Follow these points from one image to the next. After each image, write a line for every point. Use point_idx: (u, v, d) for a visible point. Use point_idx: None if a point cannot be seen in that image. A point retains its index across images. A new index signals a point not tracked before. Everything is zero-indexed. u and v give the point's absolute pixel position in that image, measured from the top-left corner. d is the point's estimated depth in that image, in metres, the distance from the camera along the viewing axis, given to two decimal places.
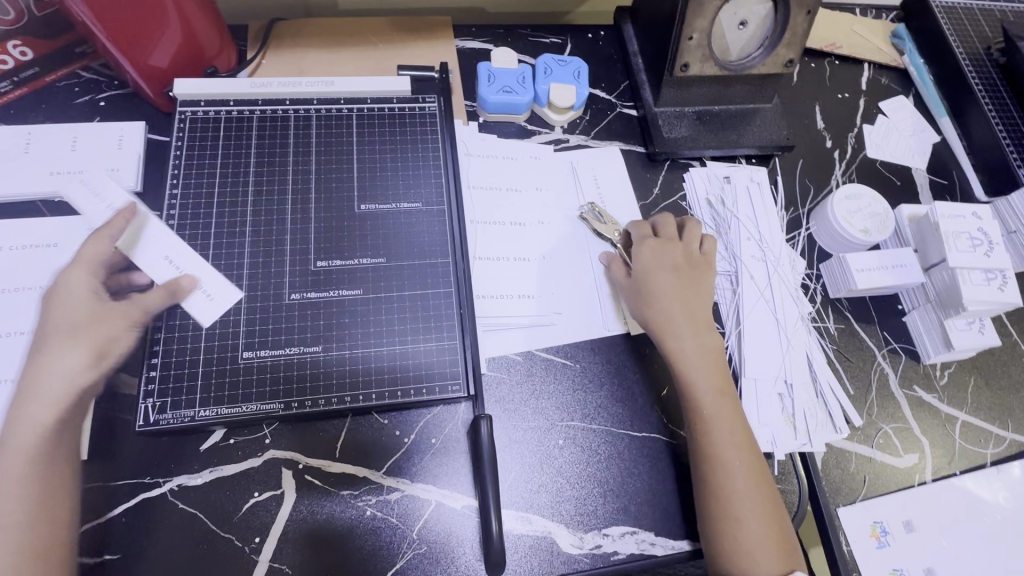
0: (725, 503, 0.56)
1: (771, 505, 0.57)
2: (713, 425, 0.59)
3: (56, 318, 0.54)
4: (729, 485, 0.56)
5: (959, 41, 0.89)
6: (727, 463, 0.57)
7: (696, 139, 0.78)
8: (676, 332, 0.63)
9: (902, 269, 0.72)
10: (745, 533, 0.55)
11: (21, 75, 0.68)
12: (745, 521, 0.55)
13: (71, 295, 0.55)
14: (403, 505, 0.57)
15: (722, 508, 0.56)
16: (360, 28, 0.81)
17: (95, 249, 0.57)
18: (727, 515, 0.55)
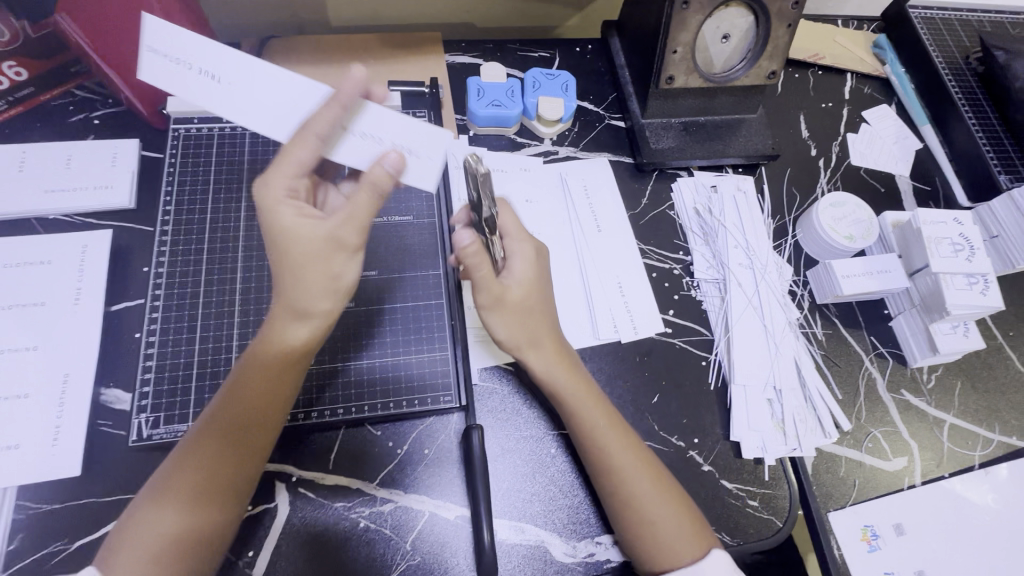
0: (635, 510, 0.55)
1: (681, 502, 0.56)
2: (606, 435, 0.57)
3: (297, 256, 0.50)
4: (634, 491, 0.55)
5: (938, 50, 0.91)
6: (624, 476, 0.55)
7: (683, 149, 0.79)
8: (541, 351, 0.59)
9: (886, 275, 0.73)
10: (660, 535, 0.54)
11: (16, 95, 0.69)
12: (655, 523, 0.54)
13: (305, 240, 0.50)
14: (397, 516, 0.58)
15: (634, 514, 0.55)
16: (352, 44, 0.82)
17: (330, 116, 0.47)
18: (640, 519, 0.54)
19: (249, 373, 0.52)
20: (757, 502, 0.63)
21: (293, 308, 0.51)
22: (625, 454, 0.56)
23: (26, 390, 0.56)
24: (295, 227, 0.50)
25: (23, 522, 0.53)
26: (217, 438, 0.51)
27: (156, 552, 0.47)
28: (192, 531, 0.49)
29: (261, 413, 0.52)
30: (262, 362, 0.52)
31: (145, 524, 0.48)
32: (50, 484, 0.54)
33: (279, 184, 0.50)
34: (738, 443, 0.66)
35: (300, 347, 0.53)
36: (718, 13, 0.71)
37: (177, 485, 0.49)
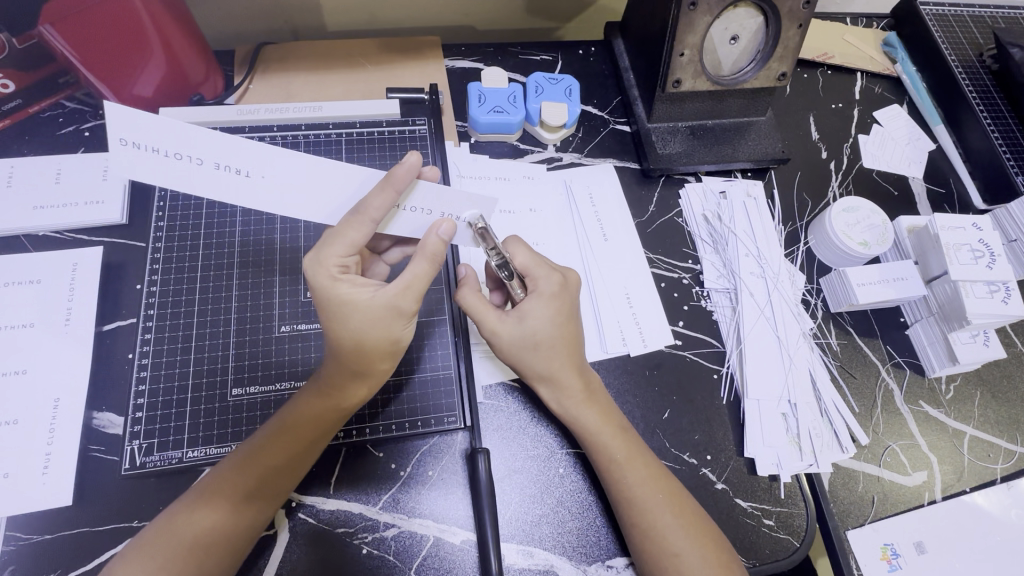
0: (657, 546, 0.52)
1: (704, 527, 0.54)
2: (626, 470, 0.55)
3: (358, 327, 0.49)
4: (654, 527, 0.53)
5: (951, 48, 0.89)
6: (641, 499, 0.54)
7: (691, 154, 0.77)
8: (565, 390, 0.58)
9: (902, 283, 0.71)
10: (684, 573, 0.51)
11: (4, 108, 0.67)
12: (680, 558, 0.52)
13: (371, 312, 0.48)
14: (401, 541, 0.56)
15: (659, 551, 0.52)
16: (348, 49, 0.80)
17: (387, 202, 0.46)
18: (663, 554, 0.52)
19: (307, 399, 0.52)
20: (773, 521, 0.61)
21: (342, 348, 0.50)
22: (647, 488, 0.54)
23: (16, 415, 0.54)
24: (355, 297, 0.49)
25: (13, 554, 0.51)
26: (268, 449, 0.51)
27: (184, 550, 0.47)
28: (220, 534, 0.48)
29: (308, 431, 0.52)
30: (322, 397, 0.52)
31: (180, 520, 0.48)
32: (40, 513, 0.52)
33: (337, 253, 0.48)
34: (752, 460, 0.64)
35: (358, 388, 0.53)
36: (726, 14, 0.68)
37: (221, 489, 0.49)
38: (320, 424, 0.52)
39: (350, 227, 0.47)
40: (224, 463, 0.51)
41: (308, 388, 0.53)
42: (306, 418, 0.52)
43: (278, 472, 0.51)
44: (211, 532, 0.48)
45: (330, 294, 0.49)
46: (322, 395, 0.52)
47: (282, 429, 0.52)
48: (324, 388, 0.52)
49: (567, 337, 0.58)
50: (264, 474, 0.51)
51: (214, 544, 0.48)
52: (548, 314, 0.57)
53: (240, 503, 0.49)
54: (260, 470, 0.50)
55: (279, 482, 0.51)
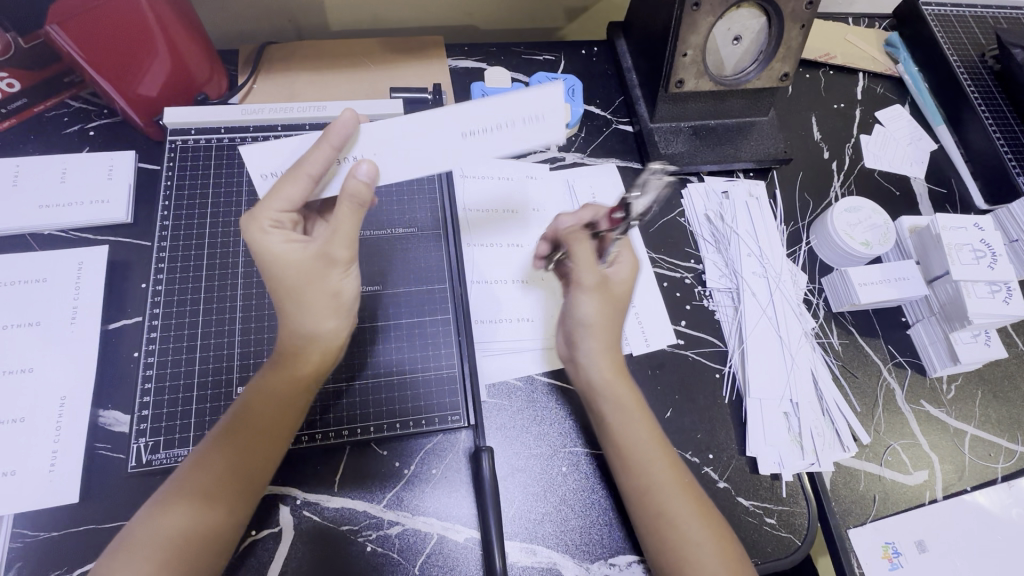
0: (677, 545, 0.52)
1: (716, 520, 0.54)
2: (637, 454, 0.55)
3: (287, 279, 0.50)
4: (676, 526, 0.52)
5: (953, 49, 0.89)
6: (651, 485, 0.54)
7: (693, 154, 0.77)
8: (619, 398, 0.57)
9: (904, 283, 0.71)
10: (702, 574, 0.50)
11: (10, 107, 0.67)
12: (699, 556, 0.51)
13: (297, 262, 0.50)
14: (405, 539, 0.56)
15: (679, 550, 0.52)
16: (351, 49, 0.80)
17: (322, 158, 0.46)
18: (679, 543, 0.52)
19: (265, 378, 0.52)
20: (774, 520, 0.62)
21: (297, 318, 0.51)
22: (661, 470, 0.55)
23: (21, 414, 0.55)
24: (284, 252, 0.49)
25: (20, 551, 0.51)
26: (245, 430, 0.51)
27: (169, 543, 0.46)
28: (198, 525, 0.47)
29: (280, 409, 0.52)
30: (283, 374, 0.52)
31: (156, 517, 0.47)
32: (47, 511, 0.53)
33: (278, 217, 0.49)
34: (754, 458, 0.64)
35: (317, 360, 0.53)
36: (729, 14, 0.69)
37: (203, 478, 0.48)
38: (283, 402, 0.52)
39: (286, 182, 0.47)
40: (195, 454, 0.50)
41: (269, 365, 0.53)
42: (265, 395, 0.52)
43: (247, 454, 0.50)
44: (189, 523, 0.47)
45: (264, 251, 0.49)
46: (280, 370, 0.52)
47: (245, 412, 0.51)
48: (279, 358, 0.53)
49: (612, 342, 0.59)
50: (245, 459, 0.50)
51: (195, 535, 0.47)
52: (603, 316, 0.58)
53: (214, 490, 0.48)
54: (231, 453, 0.50)
55: (252, 465, 0.50)
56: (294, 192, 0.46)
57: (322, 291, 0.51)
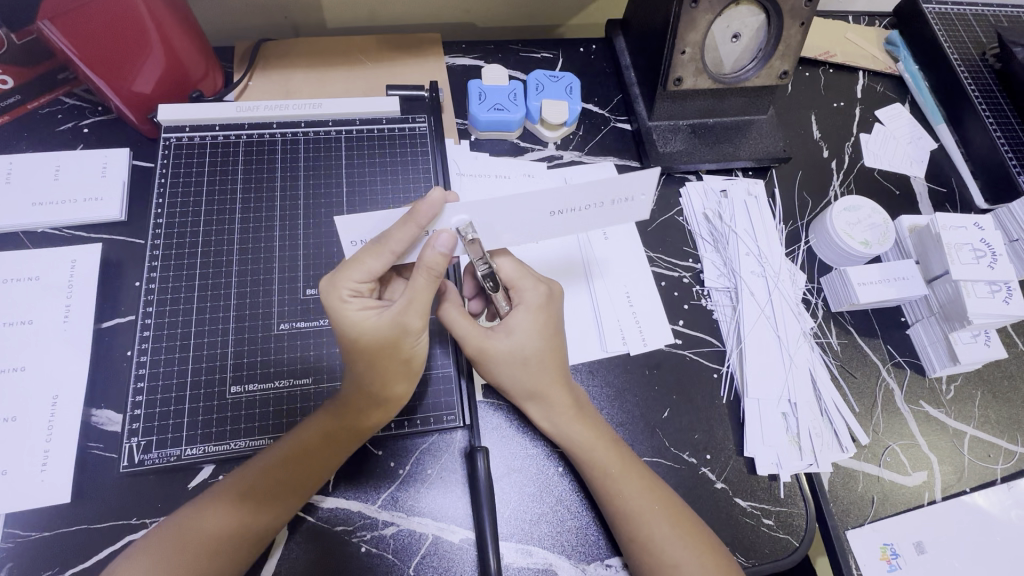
0: (649, 553, 0.53)
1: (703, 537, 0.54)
2: (618, 480, 0.55)
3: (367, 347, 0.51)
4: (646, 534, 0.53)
5: (954, 47, 0.88)
6: (632, 514, 0.54)
7: (692, 153, 0.77)
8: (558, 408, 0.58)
9: (904, 282, 0.70)
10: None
11: (4, 103, 0.67)
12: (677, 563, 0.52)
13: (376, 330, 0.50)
14: (400, 540, 0.56)
15: (653, 557, 0.53)
16: (348, 46, 0.79)
17: (407, 235, 0.49)
18: (660, 565, 0.53)
19: (318, 420, 0.53)
20: (773, 521, 0.61)
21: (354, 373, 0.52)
22: (639, 500, 0.54)
23: (13, 413, 0.54)
24: (362, 319, 0.51)
25: (12, 551, 0.51)
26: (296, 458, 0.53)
27: (201, 544, 0.49)
28: (228, 537, 0.50)
29: (337, 445, 0.54)
30: (337, 420, 0.53)
31: (194, 519, 0.50)
32: (39, 510, 0.52)
33: (355, 279, 0.50)
34: (752, 459, 0.63)
35: (381, 411, 0.54)
36: (728, 11, 0.68)
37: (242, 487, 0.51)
38: (329, 444, 0.53)
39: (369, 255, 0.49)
40: (237, 469, 0.53)
41: (323, 411, 0.54)
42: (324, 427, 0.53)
43: (285, 484, 0.52)
44: (222, 533, 0.50)
45: (336, 313, 0.51)
46: (333, 419, 0.53)
47: (292, 449, 0.53)
48: (337, 409, 0.53)
49: (554, 349, 0.59)
50: (287, 481, 0.52)
51: (223, 546, 0.49)
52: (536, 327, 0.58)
53: (250, 507, 0.51)
54: (270, 478, 0.52)
55: (285, 494, 0.52)
56: (375, 266, 0.49)
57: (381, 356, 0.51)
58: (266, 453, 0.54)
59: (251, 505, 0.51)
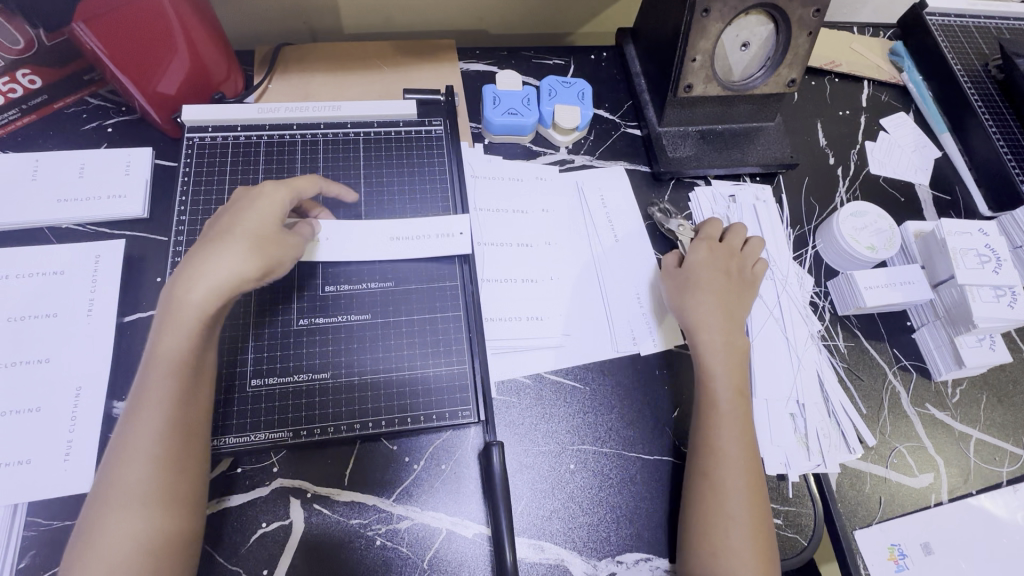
0: (717, 493, 0.56)
1: (758, 500, 0.56)
2: (721, 423, 0.59)
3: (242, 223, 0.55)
4: (722, 479, 0.56)
5: (957, 58, 0.90)
6: (723, 457, 0.57)
7: (701, 158, 0.78)
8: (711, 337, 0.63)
9: (910, 286, 0.72)
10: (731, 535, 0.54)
11: (31, 102, 0.69)
12: (732, 515, 0.55)
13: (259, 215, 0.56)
14: (414, 534, 0.56)
15: (716, 496, 0.55)
16: (365, 52, 0.81)
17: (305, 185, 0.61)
18: (714, 511, 0.55)
19: (163, 358, 0.50)
20: (781, 520, 0.62)
21: (197, 286, 0.51)
22: (729, 446, 0.57)
23: (37, 403, 0.55)
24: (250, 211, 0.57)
25: (34, 539, 0.52)
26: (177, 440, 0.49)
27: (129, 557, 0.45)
28: (164, 484, 0.48)
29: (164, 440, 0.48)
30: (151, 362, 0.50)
31: (115, 475, 0.47)
32: (62, 499, 0.53)
33: (253, 219, 0.55)
34: (761, 459, 0.64)
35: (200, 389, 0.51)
36: (738, 21, 0.70)
37: (140, 487, 0.47)
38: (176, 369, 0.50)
39: (263, 196, 0.57)
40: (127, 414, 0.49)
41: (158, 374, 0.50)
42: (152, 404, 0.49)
43: (186, 466, 0.49)
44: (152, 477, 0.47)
45: (201, 251, 0.53)
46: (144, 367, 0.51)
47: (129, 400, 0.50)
48: (204, 311, 0.51)
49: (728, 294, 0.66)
50: (182, 464, 0.49)
51: (160, 489, 0.47)
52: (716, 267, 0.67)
53: (163, 508, 0.47)
54: (155, 406, 0.49)
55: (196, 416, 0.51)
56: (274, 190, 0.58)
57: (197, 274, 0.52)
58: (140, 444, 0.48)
59: (167, 442, 0.48)
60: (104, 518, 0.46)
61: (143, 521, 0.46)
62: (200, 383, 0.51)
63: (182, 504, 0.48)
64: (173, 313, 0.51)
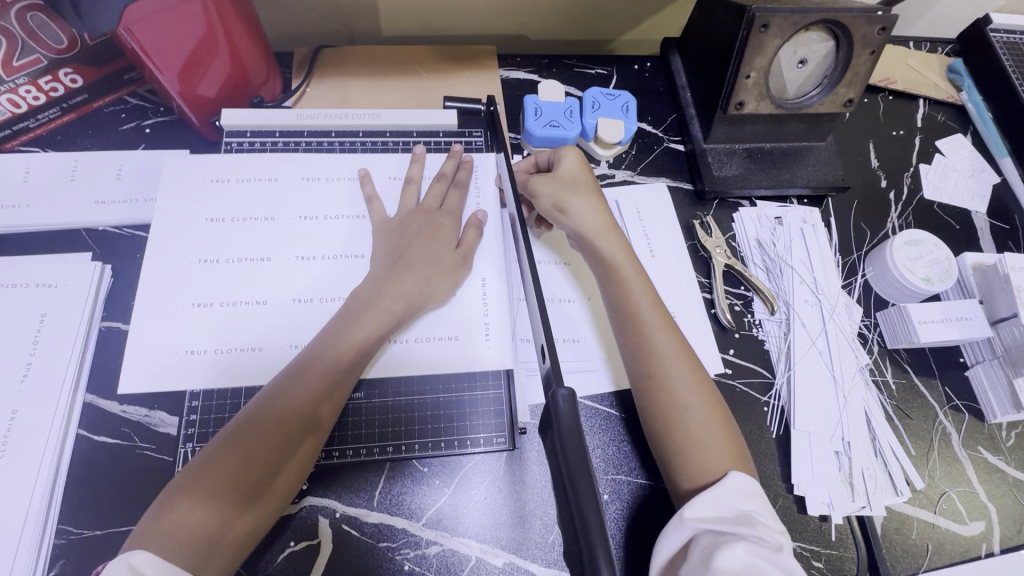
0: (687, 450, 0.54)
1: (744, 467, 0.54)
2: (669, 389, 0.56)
3: None
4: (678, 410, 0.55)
5: (1023, 78, 0.85)
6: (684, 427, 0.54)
7: (747, 178, 0.75)
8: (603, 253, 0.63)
9: (967, 322, 0.68)
10: (697, 437, 0.54)
11: (72, 101, 0.68)
12: (703, 437, 0.54)
13: None
14: (444, 562, 0.55)
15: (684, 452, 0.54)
16: (404, 57, 0.80)
17: None
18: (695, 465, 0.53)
19: None
20: (821, 564, 0.59)
21: (361, 326, 0.56)
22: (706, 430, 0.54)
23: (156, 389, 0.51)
24: None
25: (63, 548, 0.52)
26: (252, 433, 0.50)
27: (218, 499, 0.47)
28: (246, 475, 0.48)
29: (264, 436, 0.50)
30: (293, 383, 0.53)
31: (223, 452, 0.49)
32: (94, 507, 0.53)
33: (412, 284, 0.59)
34: (802, 498, 0.62)
35: None
36: (797, 37, 0.67)
37: (216, 469, 0.48)
38: (324, 392, 0.53)
39: None
40: (239, 417, 0.51)
41: None
42: (265, 410, 0.51)
43: (248, 450, 0.49)
44: (226, 493, 0.47)
45: None
46: (290, 374, 0.53)
47: (301, 353, 0.56)
48: None
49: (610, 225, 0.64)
50: (249, 465, 0.49)
51: (259, 441, 0.50)
52: (596, 210, 0.65)
53: (231, 492, 0.48)
54: (334, 375, 0.54)
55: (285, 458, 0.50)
56: None
57: (352, 328, 0.56)
58: (258, 416, 0.51)
59: (294, 410, 0.52)
60: (198, 481, 0.47)
61: (213, 524, 0.46)
62: (312, 430, 0.52)
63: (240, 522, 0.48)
64: (334, 351, 0.55)
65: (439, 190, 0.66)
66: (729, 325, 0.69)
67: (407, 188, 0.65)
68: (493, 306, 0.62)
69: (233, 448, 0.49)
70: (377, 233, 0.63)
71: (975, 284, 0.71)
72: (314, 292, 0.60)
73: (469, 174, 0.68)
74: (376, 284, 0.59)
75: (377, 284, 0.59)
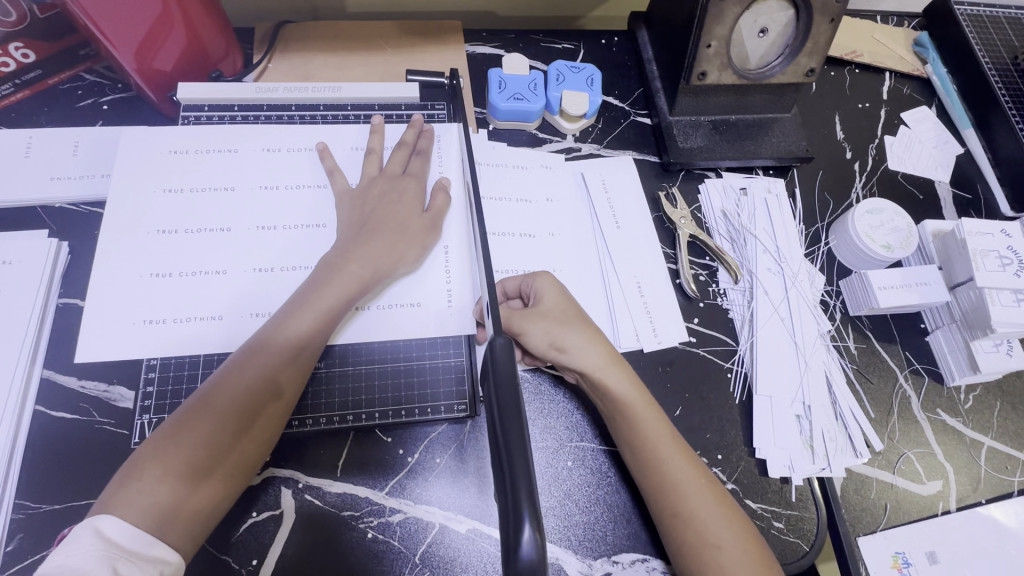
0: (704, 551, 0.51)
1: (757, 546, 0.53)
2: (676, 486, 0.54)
3: None
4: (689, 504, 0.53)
5: (985, 49, 0.86)
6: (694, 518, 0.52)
7: (712, 149, 0.75)
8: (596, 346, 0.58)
9: (926, 287, 0.69)
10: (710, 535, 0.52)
11: (25, 77, 0.67)
12: (717, 537, 0.52)
13: None
14: (406, 528, 0.55)
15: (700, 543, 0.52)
16: (368, 32, 0.79)
17: None
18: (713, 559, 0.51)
19: None
20: (782, 524, 0.60)
21: (325, 295, 0.55)
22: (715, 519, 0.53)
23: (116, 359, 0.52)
24: None
25: (20, 522, 0.51)
26: (215, 404, 0.49)
27: (182, 469, 0.47)
28: (210, 447, 0.48)
29: (227, 407, 0.50)
30: (255, 353, 0.52)
31: (185, 424, 0.48)
32: (50, 482, 0.53)
33: (378, 251, 0.58)
34: (764, 461, 0.63)
35: None
36: (756, 5, 0.67)
37: (178, 440, 0.48)
38: (285, 361, 0.53)
39: None
40: (200, 390, 0.51)
41: None
42: (227, 383, 0.51)
43: (211, 422, 0.49)
44: (190, 464, 0.47)
45: None
46: (253, 346, 0.53)
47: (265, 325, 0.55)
48: None
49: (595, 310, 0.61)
50: (212, 436, 0.48)
51: (223, 412, 0.49)
52: (596, 343, 0.58)
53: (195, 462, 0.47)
54: (299, 346, 0.53)
55: (247, 429, 0.50)
56: None
57: (315, 298, 0.55)
58: (221, 388, 0.50)
59: (258, 382, 0.51)
60: (161, 452, 0.47)
61: (175, 496, 0.46)
62: (273, 399, 0.52)
63: (203, 495, 0.47)
64: (296, 322, 0.54)
65: (401, 157, 0.66)
66: (694, 294, 0.69)
67: (369, 157, 0.65)
68: (455, 271, 0.63)
69: (196, 420, 0.49)
70: (340, 201, 0.62)
71: (937, 250, 0.72)
72: (276, 262, 0.60)
73: (429, 142, 0.68)
74: (341, 251, 0.58)
75: (345, 251, 0.58)
